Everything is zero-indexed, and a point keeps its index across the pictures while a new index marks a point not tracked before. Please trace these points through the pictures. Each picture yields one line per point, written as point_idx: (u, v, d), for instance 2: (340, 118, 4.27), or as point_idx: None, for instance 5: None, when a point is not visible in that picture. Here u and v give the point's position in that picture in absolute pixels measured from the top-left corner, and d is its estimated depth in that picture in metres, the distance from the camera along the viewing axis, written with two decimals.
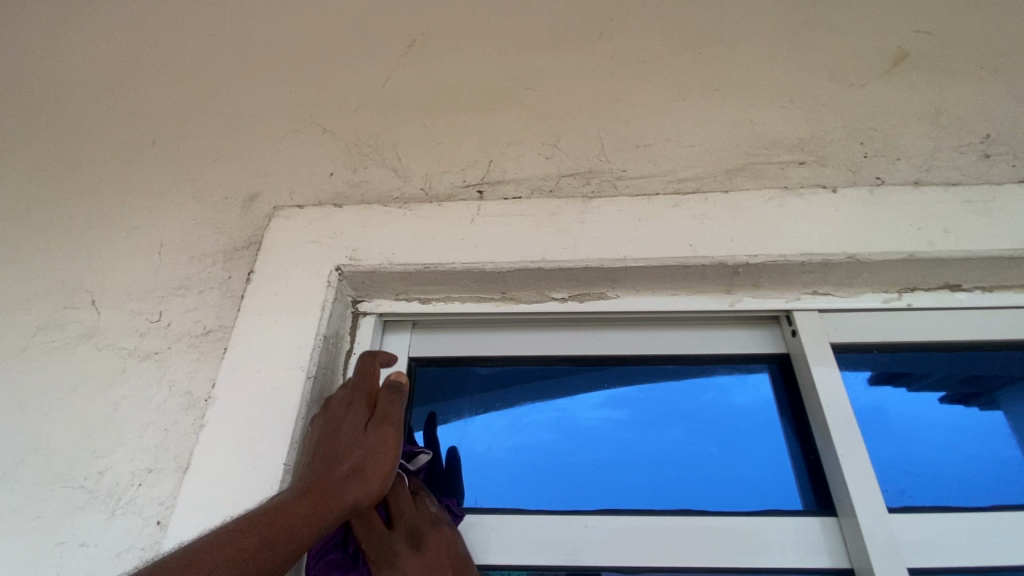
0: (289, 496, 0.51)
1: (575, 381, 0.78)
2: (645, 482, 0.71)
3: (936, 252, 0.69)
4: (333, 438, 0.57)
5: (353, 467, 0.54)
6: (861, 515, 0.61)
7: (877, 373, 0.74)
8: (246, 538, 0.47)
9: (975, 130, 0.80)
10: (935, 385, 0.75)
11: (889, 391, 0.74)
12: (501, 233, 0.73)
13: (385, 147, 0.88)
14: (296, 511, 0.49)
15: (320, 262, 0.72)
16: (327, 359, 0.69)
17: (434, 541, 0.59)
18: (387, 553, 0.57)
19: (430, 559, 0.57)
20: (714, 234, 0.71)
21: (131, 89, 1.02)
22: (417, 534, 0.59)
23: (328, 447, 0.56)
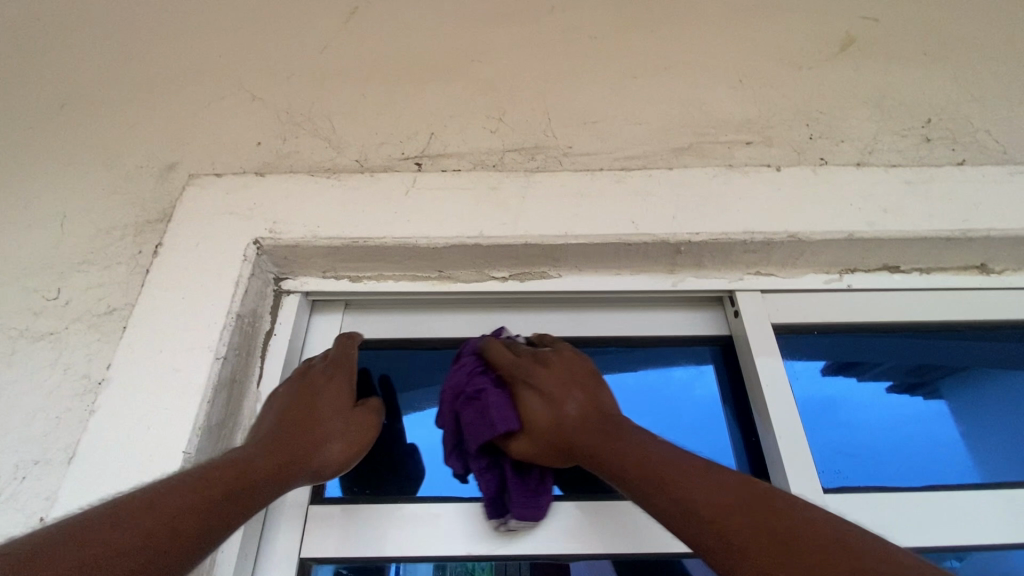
0: (253, 452, 0.51)
1: None
2: None
3: (876, 232, 0.68)
4: (310, 406, 0.58)
5: (327, 436, 0.57)
6: (797, 501, 0.60)
7: (824, 364, 0.74)
8: (212, 485, 0.44)
9: (917, 114, 0.80)
10: (883, 375, 0.75)
11: (837, 383, 0.74)
12: (437, 206, 0.69)
13: (319, 117, 0.82)
14: (262, 468, 0.49)
15: (237, 234, 0.67)
16: (242, 340, 0.63)
17: (560, 362, 0.61)
18: (522, 372, 0.61)
19: (558, 372, 0.60)
20: (658, 212, 0.68)
21: (37, 47, 0.92)
22: (542, 356, 0.62)
23: (302, 414, 0.57)
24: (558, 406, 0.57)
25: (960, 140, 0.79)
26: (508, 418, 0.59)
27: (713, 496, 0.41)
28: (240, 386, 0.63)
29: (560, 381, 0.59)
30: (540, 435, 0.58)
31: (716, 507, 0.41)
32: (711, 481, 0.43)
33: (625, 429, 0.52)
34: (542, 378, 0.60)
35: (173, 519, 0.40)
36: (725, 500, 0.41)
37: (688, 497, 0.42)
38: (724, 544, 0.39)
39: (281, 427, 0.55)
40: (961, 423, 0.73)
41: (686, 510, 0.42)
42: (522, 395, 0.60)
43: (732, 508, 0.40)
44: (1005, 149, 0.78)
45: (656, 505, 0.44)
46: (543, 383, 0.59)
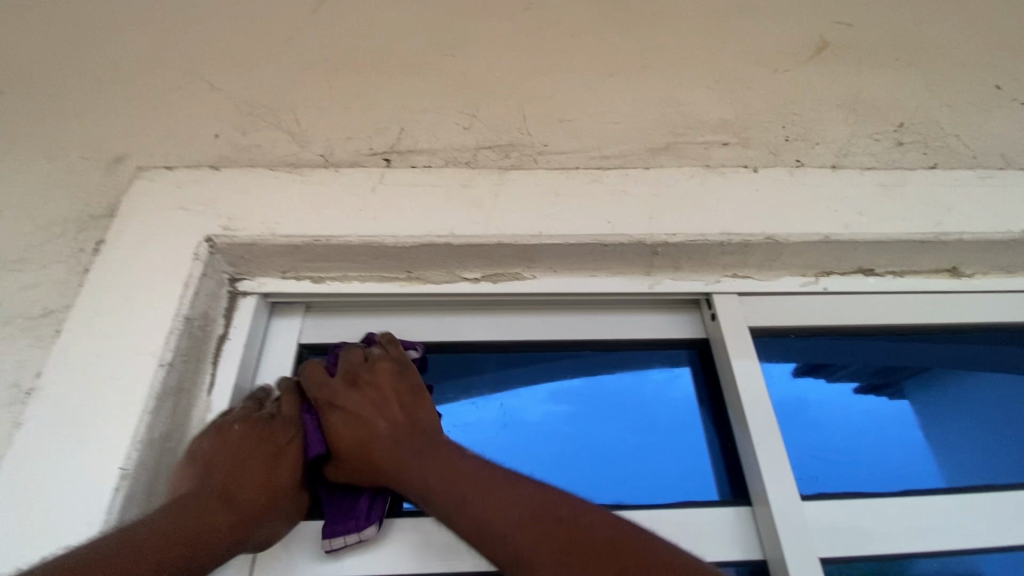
0: (199, 508, 0.48)
1: (501, 375, 0.72)
2: (584, 484, 0.66)
3: (851, 234, 0.67)
4: (261, 472, 0.53)
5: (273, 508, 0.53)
6: (775, 508, 0.58)
7: (797, 365, 0.74)
8: (159, 556, 0.43)
9: (890, 118, 0.81)
10: (852, 376, 0.75)
11: (810, 382, 0.73)
12: (405, 204, 0.65)
13: (281, 109, 0.78)
14: (212, 530, 0.47)
15: (187, 230, 0.62)
16: (191, 345, 0.59)
17: (373, 377, 0.59)
18: (327, 394, 0.58)
19: (368, 391, 0.58)
20: (634, 212, 0.66)
21: None
22: (354, 373, 0.59)
23: (254, 480, 0.52)
24: (365, 425, 0.56)
25: (931, 144, 0.79)
26: (317, 442, 0.57)
27: (512, 514, 0.47)
28: (187, 394, 0.58)
29: (369, 400, 0.57)
30: (348, 458, 0.56)
31: (508, 524, 0.47)
32: (511, 498, 0.48)
33: (438, 448, 0.54)
34: (348, 399, 0.57)
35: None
36: (518, 519, 0.47)
37: (481, 514, 0.48)
38: (513, 558, 0.46)
39: (229, 487, 0.50)
40: (934, 426, 0.73)
41: (483, 527, 0.47)
42: (331, 417, 0.57)
43: (523, 524, 0.46)
44: (974, 154, 0.79)
45: (455, 523, 0.49)
46: (351, 405, 0.57)
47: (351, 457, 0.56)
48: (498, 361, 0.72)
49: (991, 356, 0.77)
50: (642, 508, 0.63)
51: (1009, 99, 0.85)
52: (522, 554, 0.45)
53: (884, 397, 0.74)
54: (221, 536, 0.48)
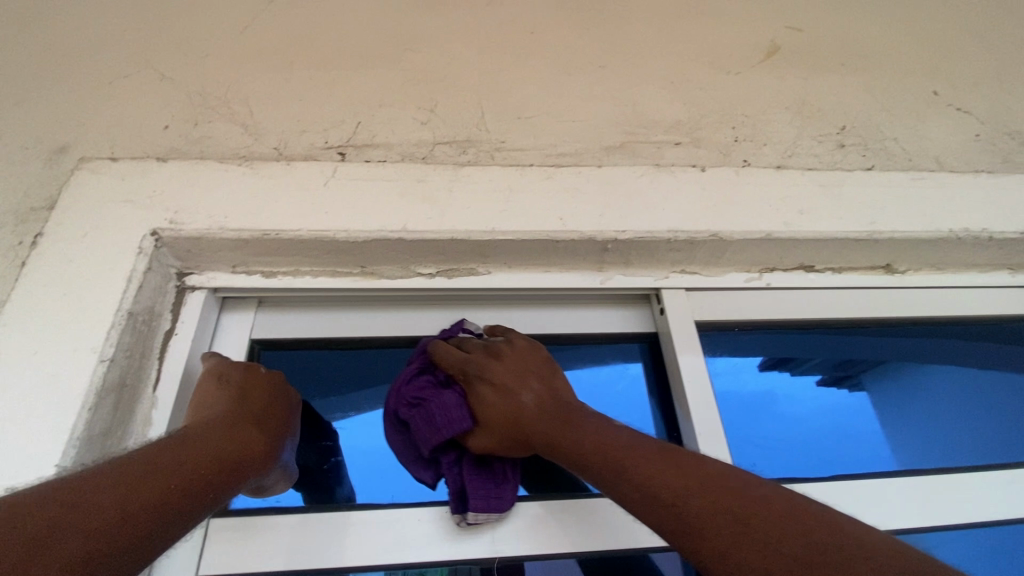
0: (236, 429, 0.52)
1: None
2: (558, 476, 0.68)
3: (791, 232, 0.70)
4: (280, 409, 0.59)
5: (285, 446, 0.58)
6: None
7: (759, 360, 0.77)
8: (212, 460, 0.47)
9: (833, 121, 0.84)
10: (814, 368, 0.79)
11: (776, 376, 0.77)
12: (358, 198, 0.65)
13: (234, 101, 0.76)
14: (246, 449, 0.51)
15: (132, 224, 0.61)
16: (135, 340, 0.58)
17: (513, 354, 0.62)
18: (476, 368, 0.60)
19: (511, 365, 0.61)
20: (585, 209, 0.68)
21: None
22: (495, 349, 0.63)
23: (276, 416, 0.58)
24: (513, 396, 0.58)
25: (871, 146, 0.83)
26: (461, 417, 0.59)
27: (672, 481, 0.46)
28: (131, 390, 0.57)
29: (513, 372, 0.60)
30: (497, 426, 0.58)
31: (674, 492, 0.45)
32: (672, 468, 0.47)
33: (581, 416, 0.56)
34: (495, 372, 0.60)
35: (182, 491, 0.42)
36: (682, 486, 0.45)
37: (646, 482, 0.47)
38: (679, 523, 0.44)
39: (259, 415, 0.56)
40: (879, 416, 0.77)
41: (646, 494, 0.46)
42: (478, 390, 0.60)
43: (690, 492, 0.45)
44: (910, 157, 0.83)
45: (614, 491, 0.49)
46: (498, 378, 0.59)
47: (499, 423, 0.58)
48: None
49: (922, 349, 0.82)
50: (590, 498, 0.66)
51: (945, 104, 0.89)
52: (688, 520, 0.43)
53: (844, 389, 0.79)
54: (256, 456, 0.52)
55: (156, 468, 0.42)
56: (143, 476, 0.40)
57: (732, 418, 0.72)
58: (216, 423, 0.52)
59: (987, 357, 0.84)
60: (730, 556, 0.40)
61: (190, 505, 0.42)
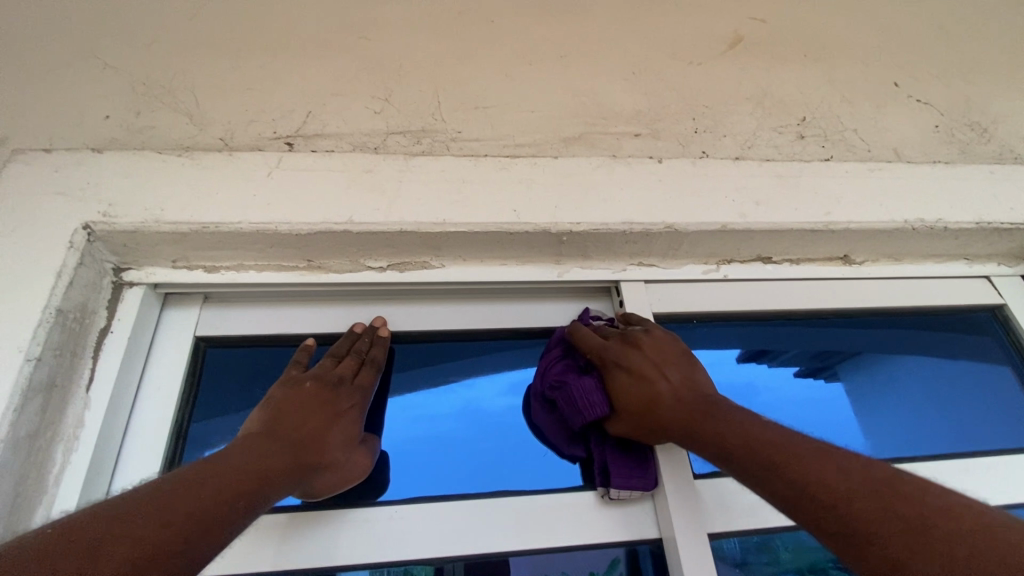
0: (267, 456, 0.49)
1: (438, 368, 0.72)
2: (525, 470, 0.66)
3: (747, 223, 0.70)
4: (329, 425, 0.56)
5: (331, 463, 0.55)
6: (670, 490, 0.62)
7: (739, 352, 0.77)
8: (235, 492, 0.44)
9: (794, 112, 0.84)
10: (791, 360, 0.79)
11: (754, 368, 0.77)
12: (304, 190, 0.63)
13: (179, 88, 0.73)
14: (273, 475, 0.48)
15: (63, 217, 0.58)
16: (66, 338, 0.56)
17: (651, 343, 0.61)
18: (613, 355, 0.60)
19: (649, 353, 0.60)
20: (539, 200, 0.67)
21: None
22: (633, 337, 0.62)
23: (311, 426, 0.54)
24: (651, 384, 0.57)
25: (830, 138, 0.83)
26: (595, 403, 0.60)
27: (831, 481, 0.44)
28: (62, 391, 0.55)
29: (652, 361, 0.59)
30: (632, 413, 0.58)
31: (835, 494, 0.43)
32: (834, 469, 0.45)
33: (729, 411, 0.53)
34: (630, 360, 0.59)
35: (198, 529, 0.39)
36: (845, 488, 0.43)
37: (799, 479, 0.45)
38: (841, 528, 0.42)
39: (299, 437, 0.53)
40: (845, 405, 0.77)
41: (800, 491, 0.45)
42: (615, 376, 0.60)
43: (854, 495, 0.43)
44: (869, 147, 0.83)
45: (760, 485, 0.48)
46: (637, 365, 0.59)
47: (635, 409, 0.58)
48: (417, 354, 0.72)
49: (883, 339, 0.82)
50: (547, 492, 0.64)
51: (906, 95, 0.89)
52: (855, 524, 0.42)
53: (822, 380, 0.78)
54: (286, 471, 0.50)
55: (171, 508, 0.39)
56: (154, 517, 0.38)
57: None
58: (246, 446, 0.49)
59: (950, 345, 0.84)
60: (901, 564, 0.39)
61: (208, 542, 0.39)
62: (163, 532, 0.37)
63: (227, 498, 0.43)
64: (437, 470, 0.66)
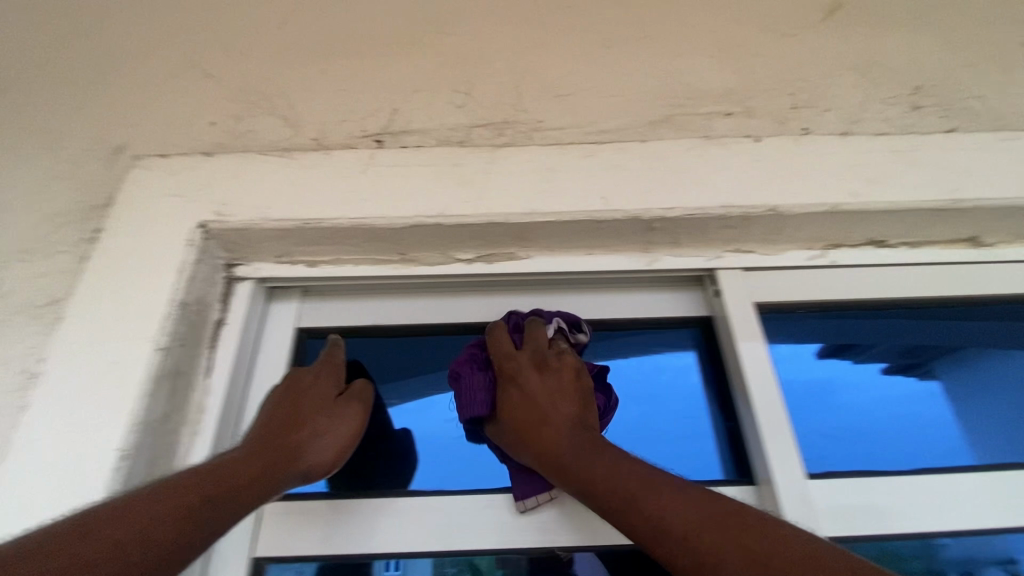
0: (235, 457, 0.50)
1: None
2: None
3: (859, 203, 0.65)
4: (300, 405, 0.59)
5: (314, 435, 0.57)
6: (781, 486, 0.56)
7: (818, 346, 0.72)
8: (191, 491, 0.43)
9: (905, 81, 0.76)
10: (878, 356, 0.72)
11: (833, 365, 0.72)
12: (396, 185, 0.65)
13: (274, 93, 0.77)
14: (240, 473, 0.48)
15: (183, 218, 0.63)
16: (187, 329, 0.60)
17: (555, 372, 0.60)
18: (511, 369, 0.61)
19: (547, 383, 0.59)
20: (630, 186, 0.64)
21: None
22: (543, 358, 0.61)
23: (278, 419, 0.57)
24: (539, 408, 0.57)
25: (950, 106, 0.75)
26: (478, 405, 0.61)
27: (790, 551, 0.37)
28: (185, 378, 0.59)
29: (546, 390, 0.59)
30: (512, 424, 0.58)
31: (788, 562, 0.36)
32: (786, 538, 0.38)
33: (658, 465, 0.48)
34: (529, 380, 0.59)
35: (139, 533, 0.38)
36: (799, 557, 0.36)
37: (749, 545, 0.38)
38: None
39: (268, 429, 0.55)
40: (970, 402, 0.70)
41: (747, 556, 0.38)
42: (507, 390, 0.60)
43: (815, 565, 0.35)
44: (998, 115, 0.74)
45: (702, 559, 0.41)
46: (530, 387, 0.59)
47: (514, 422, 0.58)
48: None
49: (1022, 332, 0.73)
50: None
51: None
52: None
53: (913, 378, 0.71)
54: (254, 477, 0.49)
55: (115, 515, 0.38)
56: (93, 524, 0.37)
57: (796, 408, 0.68)
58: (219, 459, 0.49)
59: None
60: None
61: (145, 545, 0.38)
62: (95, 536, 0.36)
63: (180, 506, 0.42)
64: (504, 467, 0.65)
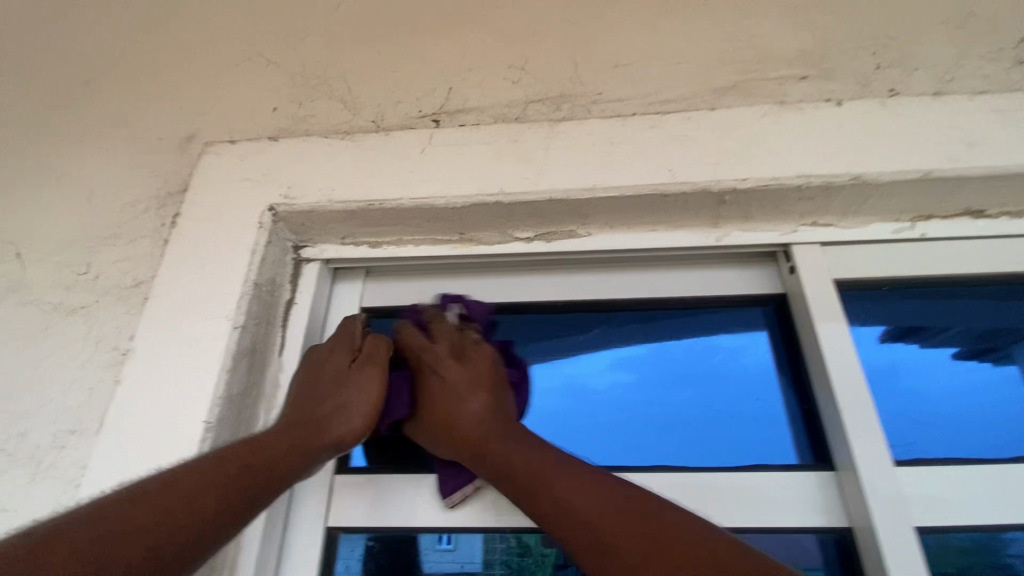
0: (266, 434, 0.52)
1: (591, 336, 0.71)
2: (687, 444, 0.64)
3: (956, 169, 0.59)
4: (314, 380, 0.58)
5: (340, 406, 0.57)
6: (864, 475, 0.53)
7: (880, 330, 0.66)
8: (227, 464, 0.46)
9: (1008, 32, 0.69)
10: (948, 341, 0.66)
11: (902, 349, 0.66)
12: (456, 163, 0.64)
13: (332, 77, 0.77)
14: (274, 449, 0.50)
15: (254, 202, 0.65)
16: (261, 309, 0.62)
17: (471, 365, 0.60)
18: (429, 360, 0.60)
19: (467, 375, 0.59)
20: (698, 158, 0.61)
21: (55, 13, 0.89)
22: (458, 352, 0.60)
23: (309, 396, 0.56)
24: (458, 402, 0.57)
25: None
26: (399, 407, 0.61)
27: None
28: (262, 355, 0.62)
29: (467, 381, 0.58)
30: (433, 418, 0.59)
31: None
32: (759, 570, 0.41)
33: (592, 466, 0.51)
34: (448, 372, 0.59)
35: (177, 525, 0.41)
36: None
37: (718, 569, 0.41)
38: None
39: (292, 410, 0.56)
40: None
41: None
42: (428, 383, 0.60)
43: None
44: None
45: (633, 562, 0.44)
46: (448, 379, 0.59)
47: (435, 416, 0.59)
48: (563, 324, 0.71)
49: None
50: (710, 469, 0.60)
51: None
52: None
53: (988, 364, 0.65)
54: (284, 454, 0.50)
55: (150, 504, 0.41)
56: (131, 517, 0.40)
57: (878, 391, 0.64)
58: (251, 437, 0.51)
59: None
60: None
61: (178, 535, 0.41)
62: (137, 529, 0.39)
63: (213, 490, 0.44)
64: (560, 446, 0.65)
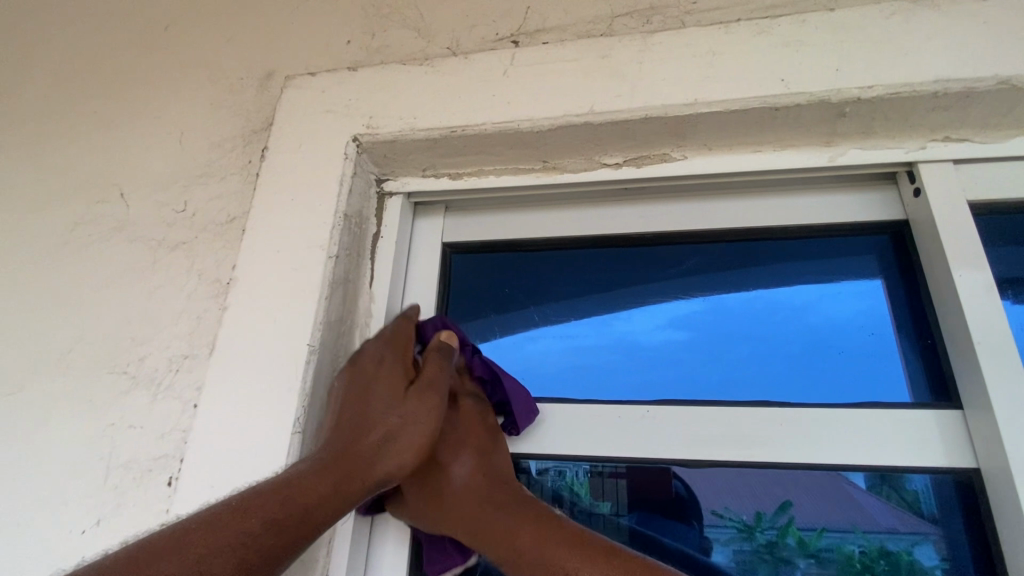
0: (305, 470, 0.47)
1: (681, 269, 0.67)
2: (788, 381, 0.60)
3: None
4: (362, 408, 0.53)
5: (387, 437, 0.51)
6: (1001, 413, 0.49)
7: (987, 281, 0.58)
8: (250, 519, 0.42)
9: None
10: None
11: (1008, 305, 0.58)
12: (541, 84, 0.61)
13: (404, 4, 0.74)
14: (309, 493, 0.45)
15: (338, 133, 0.65)
16: (351, 241, 0.63)
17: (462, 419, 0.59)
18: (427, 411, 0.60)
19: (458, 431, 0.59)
20: (813, 67, 0.55)
21: None
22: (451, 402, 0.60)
23: (350, 429, 0.51)
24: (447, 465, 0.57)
25: None
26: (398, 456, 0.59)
27: None
28: (353, 285, 0.63)
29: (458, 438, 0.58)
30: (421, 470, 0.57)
31: None
32: None
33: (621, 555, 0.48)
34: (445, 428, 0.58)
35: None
36: None
37: None
38: None
39: (332, 440, 0.51)
40: None
41: None
42: None
43: None
44: None
45: None
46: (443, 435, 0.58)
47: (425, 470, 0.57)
48: (649, 258, 0.68)
49: None
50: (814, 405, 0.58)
51: None
52: None
53: None
54: (318, 498, 0.45)
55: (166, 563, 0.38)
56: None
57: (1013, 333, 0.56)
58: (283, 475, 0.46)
59: None
60: None
61: None
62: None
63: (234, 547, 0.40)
64: (641, 388, 0.62)
